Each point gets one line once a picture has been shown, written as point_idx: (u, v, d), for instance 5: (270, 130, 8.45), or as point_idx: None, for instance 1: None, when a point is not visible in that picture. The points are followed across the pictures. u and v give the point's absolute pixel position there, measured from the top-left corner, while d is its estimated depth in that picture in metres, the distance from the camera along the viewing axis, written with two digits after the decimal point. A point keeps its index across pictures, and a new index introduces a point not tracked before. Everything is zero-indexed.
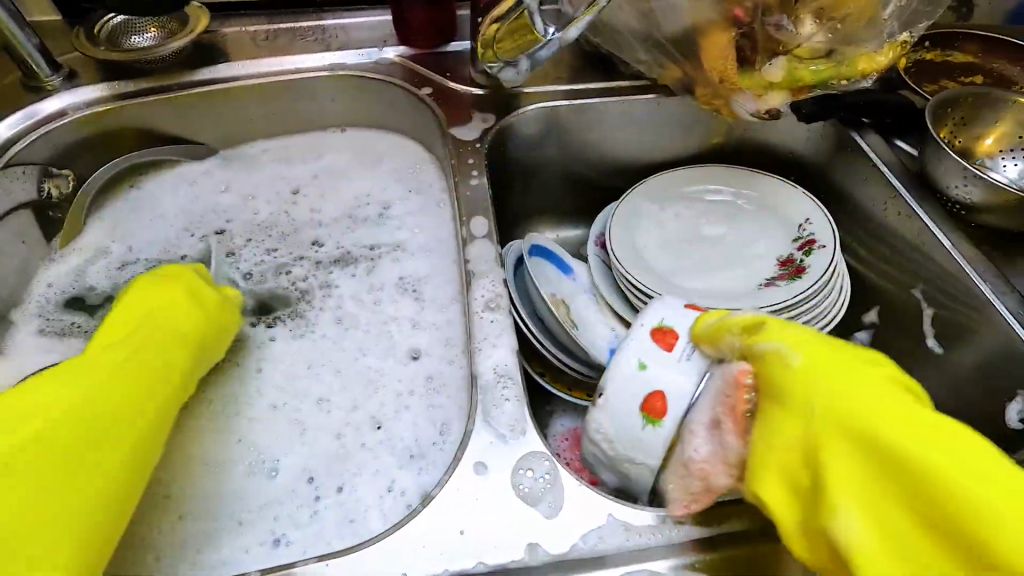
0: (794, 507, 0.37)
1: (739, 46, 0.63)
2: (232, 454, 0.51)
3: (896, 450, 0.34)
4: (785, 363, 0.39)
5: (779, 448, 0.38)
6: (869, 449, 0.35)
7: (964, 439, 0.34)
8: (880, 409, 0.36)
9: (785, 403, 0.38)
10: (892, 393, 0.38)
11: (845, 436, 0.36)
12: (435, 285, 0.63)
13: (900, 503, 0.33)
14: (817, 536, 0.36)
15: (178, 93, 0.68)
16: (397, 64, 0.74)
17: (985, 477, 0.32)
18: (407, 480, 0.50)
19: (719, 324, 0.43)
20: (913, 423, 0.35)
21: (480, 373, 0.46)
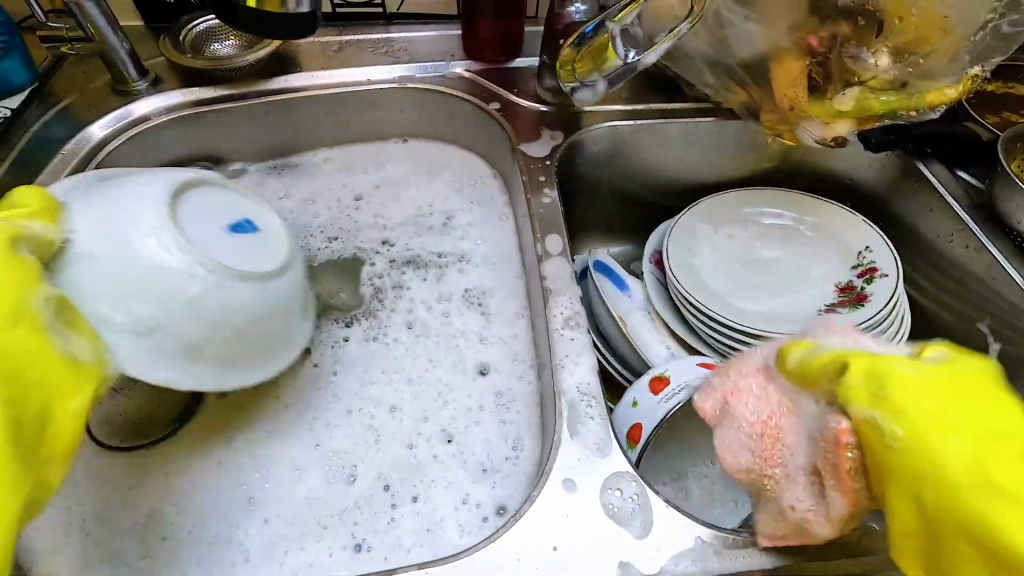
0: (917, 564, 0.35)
1: (811, 75, 0.64)
2: (311, 458, 0.53)
3: (999, 508, 0.31)
4: (886, 437, 0.34)
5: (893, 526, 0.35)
6: (984, 509, 0.32)
7: None
8: (1008, 484, 0.32)
9: (895, 483, 0.34)
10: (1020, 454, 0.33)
11: (966, 523, 0.32)
12: (501, 298, 0.64)
13: None
14: None
15: (256, 101, 0.70)
16: (465, 78, 0.75)
17: None
18: (481, 493, 0.51)
19: (807, 367, 0.39)
20: None
21: (565, 390, 0.48)
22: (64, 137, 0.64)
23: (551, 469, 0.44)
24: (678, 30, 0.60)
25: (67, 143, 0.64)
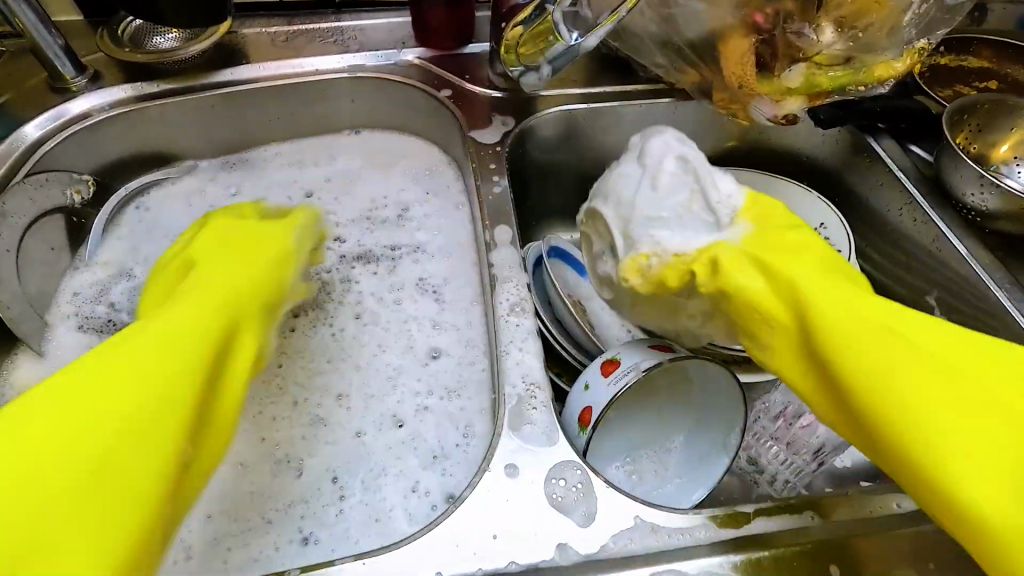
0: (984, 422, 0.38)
1: (759, 52, 0.63)
2: (258, 453, 0.53)
3: (923, 330, 0.42)
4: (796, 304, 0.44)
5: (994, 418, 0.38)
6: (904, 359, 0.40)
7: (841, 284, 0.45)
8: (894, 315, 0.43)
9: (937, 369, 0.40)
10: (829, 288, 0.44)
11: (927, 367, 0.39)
12: (455, 286, 0.64)
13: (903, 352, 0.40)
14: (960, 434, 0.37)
15: (203, 93, 0.70)
16: (416, 66, 0.75)
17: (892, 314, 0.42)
18: (431, 480, 0.51)
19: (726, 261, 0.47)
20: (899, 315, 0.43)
21: (510, 381, 0.47)
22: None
23: (492, 458, 0.44)
24: (619, 11, 0.56)
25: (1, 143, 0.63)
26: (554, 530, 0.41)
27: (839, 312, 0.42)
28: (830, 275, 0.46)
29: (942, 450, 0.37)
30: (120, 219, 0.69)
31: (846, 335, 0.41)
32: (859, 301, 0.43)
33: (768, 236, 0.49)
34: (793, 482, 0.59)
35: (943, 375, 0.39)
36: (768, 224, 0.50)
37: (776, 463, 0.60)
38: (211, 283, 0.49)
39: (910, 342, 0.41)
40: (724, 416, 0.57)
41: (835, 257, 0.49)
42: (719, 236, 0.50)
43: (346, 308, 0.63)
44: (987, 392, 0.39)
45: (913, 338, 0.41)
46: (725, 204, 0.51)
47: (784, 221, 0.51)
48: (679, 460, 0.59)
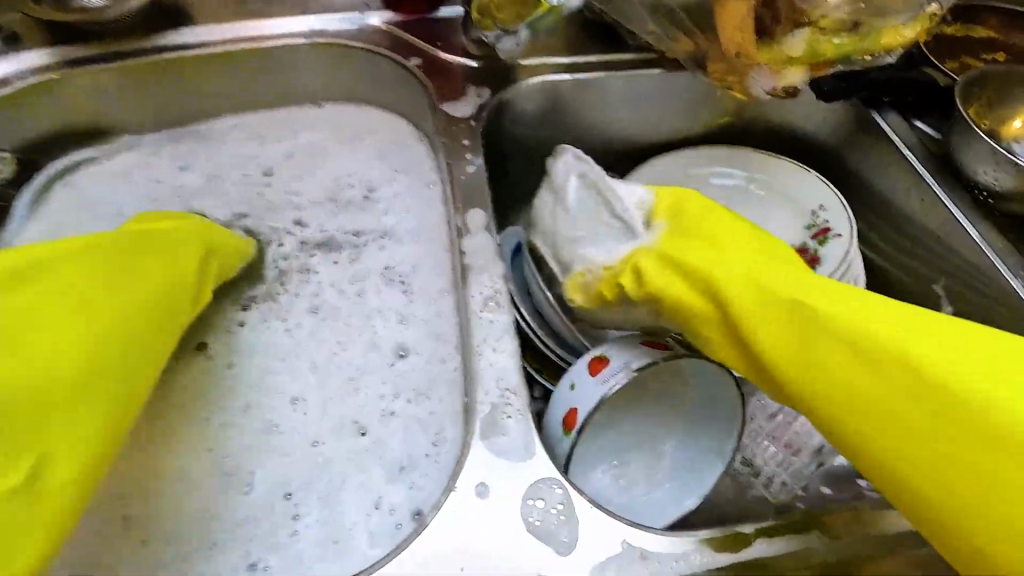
0: (896, 395, 0.38)
1: (759, 16, 0.58)
2: (199, 468, 0.47)
3: (839, 306, 0.42)
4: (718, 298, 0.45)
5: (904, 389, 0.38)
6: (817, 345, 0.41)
7: (755, 271, 0.45)
8: (809, 295, 0.43)
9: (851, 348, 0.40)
10: (744, 280, 0.45)
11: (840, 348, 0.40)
12: (425, 274, 0.58)
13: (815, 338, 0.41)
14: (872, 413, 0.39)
15: (139, 60, 0.62)
16: (382, 31, 0.67)
17: (805, 294, 0.43)
18: (397, 495, 0.45)
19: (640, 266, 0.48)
20: (814, 293, 0.43)
21: (482, 386, 0.41)
22: None
23: (462, 479, 0.38)
24: None
25: None
26: (531, 559, 0.36)
27: (763, 306, 0.43)
28: (754, 258, 0.47)
29: (874, 431, 0.38)
30: (47, 194, 0.63)
31: (768, 333, 0.42)
32: (771, 287, 0.44)
33: (691, 229, 0.49)
34: (790, 484, 0.56)
35: (858, 354, 0.40)
36: (687, 214, 0.51)
37: (771, 464, 0.57)
38: (171, 266, 0.48)
39: (840, 323, 0.41)
40: (722, 426, 0.53)
41: (760, 237, 0.50)
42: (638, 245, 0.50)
43: (302, 300, 0.56)
44: (919, 359, 0.38)
45: (829, 317, 0.41)
46: (632, 209, 0.52)
47: (699, 211, 0.51)
48: (671, 467, 0.55)
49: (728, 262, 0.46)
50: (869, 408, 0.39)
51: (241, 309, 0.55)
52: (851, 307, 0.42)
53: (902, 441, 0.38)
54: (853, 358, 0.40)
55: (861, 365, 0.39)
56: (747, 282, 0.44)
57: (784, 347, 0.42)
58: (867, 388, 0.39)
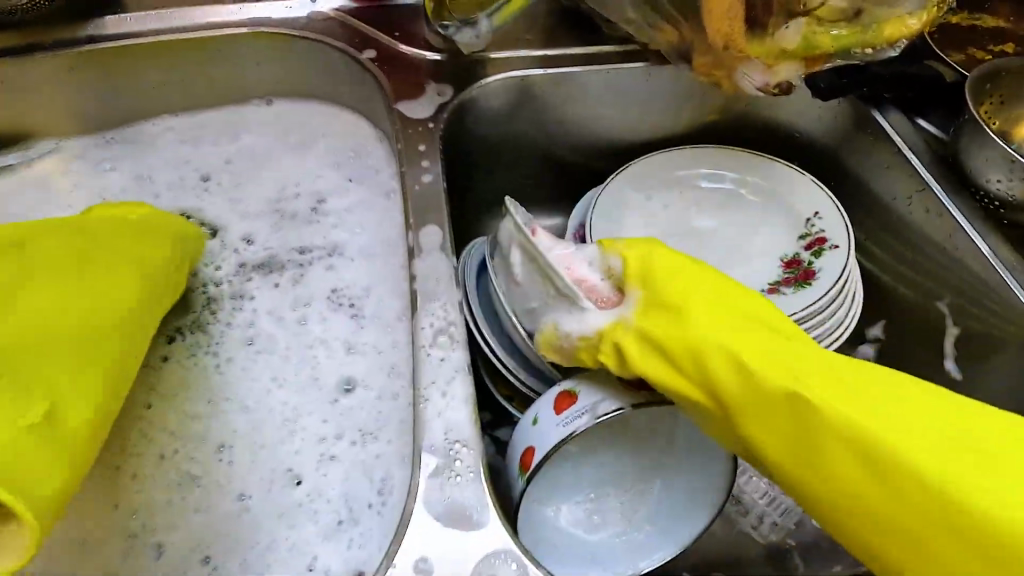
0: (893, 494, 0.35)
1: (749, 5, 0.51)
2: (111, 526, 0.42)
3: (825, 387, 0.37)
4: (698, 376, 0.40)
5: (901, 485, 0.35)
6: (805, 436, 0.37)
7: (736, 341, 0.40)
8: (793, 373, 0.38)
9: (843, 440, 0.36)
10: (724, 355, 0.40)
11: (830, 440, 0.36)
12: (378, 297, 0.52)
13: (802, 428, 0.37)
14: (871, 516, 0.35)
15: (56, 52, 0.55)
16: (334, 20, 0.61)
17: (789, 372, 0.38)
18: (332, 555, 0.40)
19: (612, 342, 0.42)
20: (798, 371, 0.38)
21: (428, 438, 0.36)
22: None
23: (398, 554, 0.33)
24: None
25: None
26: None
27: (750, 399, 0.38)
28: (740, 329, 0.41)
29: (875, 537, 0.35)
30: None
31: (754, 432, 0.38)
32: (753, 363, 0.39)
33: (670, 290, 0.42)
34: (781, 523, 0.52)
35: (849, 447, 0.36)
36: (663, 268, 0.44)
37: (761, 502, 0.53)
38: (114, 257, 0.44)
39: (834, 420, 0.36)
40: (705, 464, 0.50)
41: (746, 291, 0.43)
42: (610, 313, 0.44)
43: (234, 331, 0.50)
44: (921, 461, 0.34)
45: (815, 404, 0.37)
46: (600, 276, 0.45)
47: (674, 261, 0.44)
48: (654, 505, 0.51)
49: (708, 330, 0.41)
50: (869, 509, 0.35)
51: (169, 339, 0.49)
52: (838, 389, 0.37)
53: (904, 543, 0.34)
54: (845, 451, 0.36)
55: (854, 460, 0.36)
56: (728, 356, 0.39)
57: (771, 437, 0.38)
58: (862, 483, 0.35)
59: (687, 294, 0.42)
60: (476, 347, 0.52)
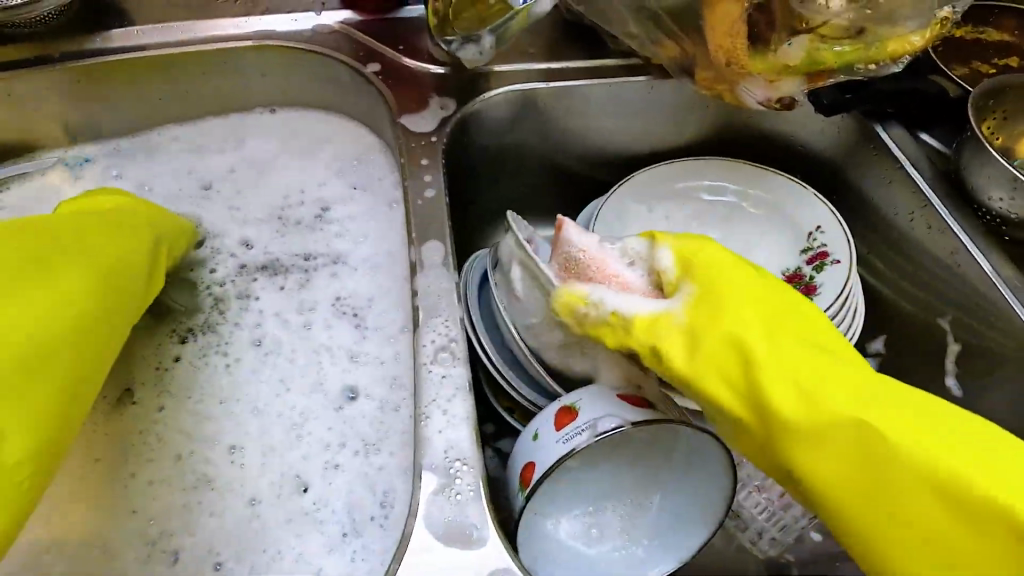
0: (919, 504, 0.36)
1: (751, 21, 0.52)
2: (117, 536, 0.42)
3: (857, 395, 0.39)
4: (733, 383, 0.41)
5: (927, 497, 0.36)
6: (841, 447, 0.38)
7: (777, 349, 0.41)
8: (830, 382, 0.39)
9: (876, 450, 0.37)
10: (764, 362, 0.40)
11: (863, 451, 0.37)
12: (382, 308, 0.52)
13: (837, 437, 0.38)
14: (897, 526, 0.36)
15: (63, 65, 0.56)
16: (339, 33, 0.61)
17: (826, 381, 0.39)
18: (336, 565, 0.41)
19: (659, 330, 0.43)
20: (834, 382, 0.39)
21: (429, 455, 0.36)
22: None
23: (398, 572, 0.33)
24: None
25: None
26: None
27: (801, 420, 0.38)
28: (791, 349, 0.41)
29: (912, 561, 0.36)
30: None
31: (801, 453, 0.38)
32: (790, 371, 0.40)
33: (722, 303, 0.43)
34: (779, 538, 0.51)
35: (880, 459, 0.37)
36: (716, 281, 0.44)
37: (760, 518, 0.51)
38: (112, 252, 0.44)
39: (883, 444, 0.37)
40: (706, 479, 0.50)
41: (795, 308, 0.44)
42: (660, 307, 0.44)
43: (243, 332, 0.51)
44: (965, 488, 0.35)
45: (851, 414, 0.38)
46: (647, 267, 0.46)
47: (714, 264, 0.45)
48: (655, 520, 0.51)
49: (749, 335, 0.41)
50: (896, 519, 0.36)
51: (180, 342, 0.50)
52: (871, 399, 0.38)
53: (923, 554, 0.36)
54: (877, 460, 0.37)
55: (884, 470, 0.37)
56: (766, 362, 0.40)
57: (808, 448, 0.38)
58: (890, 494, 0.36)
59: (738, 310, 0.42)
60: (478, 358, 0.53)
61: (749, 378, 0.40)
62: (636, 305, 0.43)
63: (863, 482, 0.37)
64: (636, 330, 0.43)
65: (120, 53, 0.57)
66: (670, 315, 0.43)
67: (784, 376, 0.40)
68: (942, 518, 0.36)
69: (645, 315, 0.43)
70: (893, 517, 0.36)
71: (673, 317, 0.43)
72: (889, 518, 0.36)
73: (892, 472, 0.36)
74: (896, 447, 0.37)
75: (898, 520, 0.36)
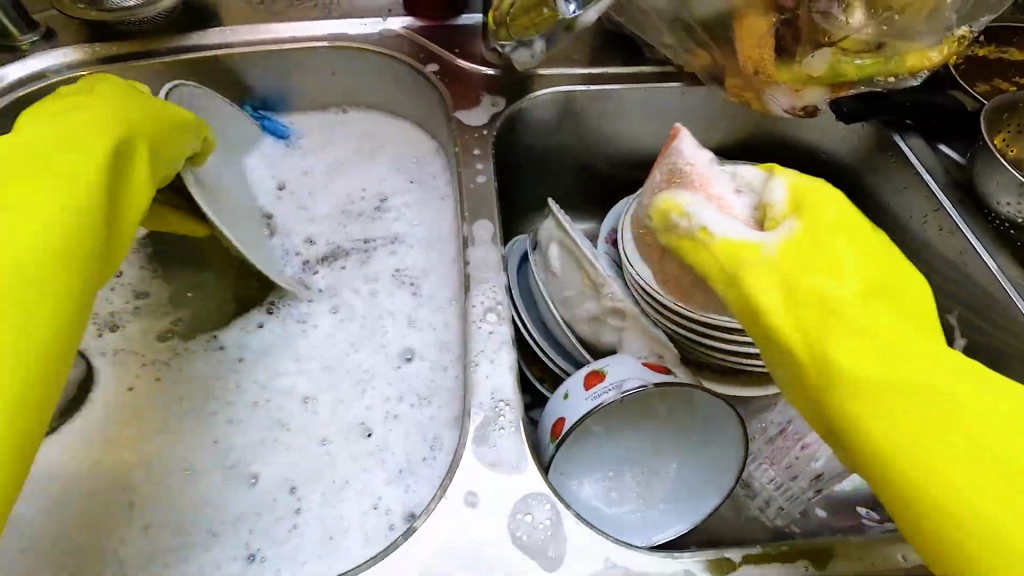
0: (970, 470, 0.36)
1: (778, 35, 0.56)
2: (204, 459, 0.48)
3: (924, 358, 0.39)
4: (801, 329, 0.41)
5: (978, 464, 0.36)
6: (902, 402, 0.38)
7: (850, 304, 0.41)
8: (899, 342, 0.39)
9: (936, 410, 0.37)
10: (836, 313, 0.40)
11: (924, 407, 0.37)
12: (435, 280, 0.59)
13: (900, 391, 0.38)
14: (948, 488, 0.36)
15: (164, 58, 0.64)
16: (402, 36, 0.68)
17: (895, 340, 0.39)
18: (394, 497, 0.46)
19: (744, 253, 0.44)
20: (902, 342, 0.39)
21: (478, 396, 0.42)
22: None
23: (449, 487, 0.39)
24: None
25: None
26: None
27: (871, 371, 0.38)
28: (870, 306, 0.42)
29: (946, 522, 0.35)
30: None
31: (861, 399, 0.38)
32: (859, 326, 0.40)
33: (815, 249, 0.43)
34: (786, 509, 0.56)
35: (939, 418, 0.37)
36: (821, 227, 0.44)
37: (769, 488, 0.56)
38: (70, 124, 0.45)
39: (944, 405, 0.37)
40: (722, 449, 0.54)
41: (889, 271, 0.44)
42: (762, 237, 0.44)
43: (322, 301, 0.57)
44: (1015, 464, 0.36)
45: (914, 372, 0.38)
46: (749, 196, 0.50)
47: (816, 212, 0.45)
48: (670, 487, 0.56)
49: (832, 279, 0.42)
50: (948, 481, 0.36)
51: (254, 308, 0.57)
52: (934, 362, 0.39)
53: (971, 520, 0.35)
54: (934, 419, 0.37)
55: (944, 429, 0.37)
56: (837, 312, 0.40)
57: (869, 398, 0.38)
58: (945, 455, 0.36)
59: (830, 258, 0.43)
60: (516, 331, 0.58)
61: (818, 328, 0.40)
62: (731, 226, 0.45)
63: (921, 439, 0.37)
64: (729, 242, 0.44)
65: (213, 48, 0.65)
66: (766, 242, 0.44)
67: (856, 326, 0.40)
68: (993, 486, 0.35)
69: (734, 237, 0.44)
70: (947, 480, 0.36)
71: (767, 244, 0.44)
72: (941, 478, 0.36)
73: (948, 432, 0.37)
74: (953, 408, 0.37)
75: (951, 482, 0.36)
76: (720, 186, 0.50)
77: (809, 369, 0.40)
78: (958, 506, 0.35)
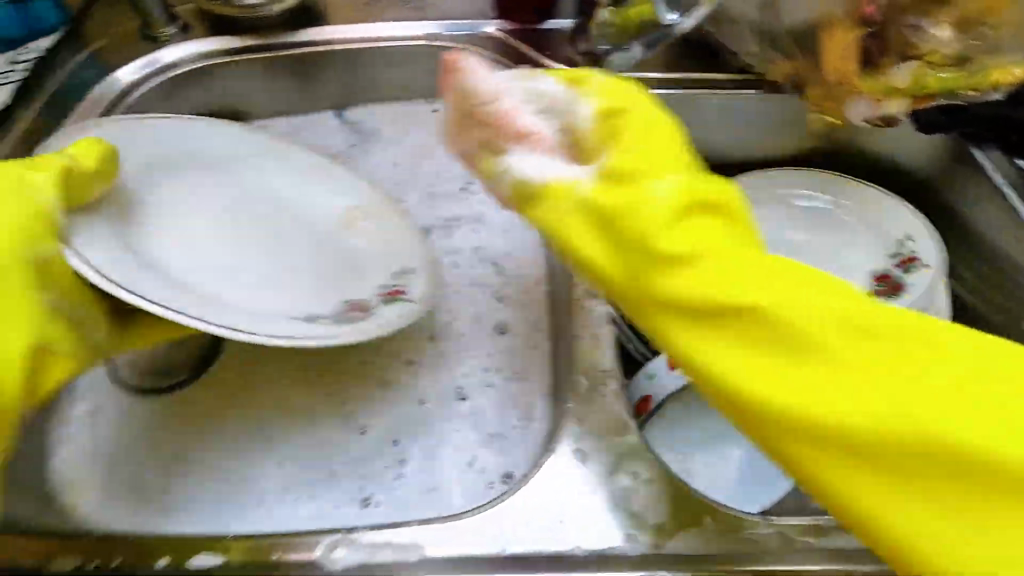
0: (888, 468, 0.30)
1: (865, 47, 0.61)
2: (317, 411, 0.53)
3: (813, 323, 0.32)
4: (680, 302, 0.35)
5: (912, 461, 0.30)
6: (786, 380, 0.32)
7: (709, 260, 0.35)
8: (789, 305, 0.33)
9: (823, 391, 0.31)
10: (690, 275, 0.34)
11: (814, 389, 0.31)
12: (520, 260, 0.63)
13: (783, 367, 0.32)
14: (884, 496, 0.31)
15: (282, 52, 0.70)
16: (496, 39, 0.73)
17: (776, 305, 0.33)
18: (489, 457, 0.51)
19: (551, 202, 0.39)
20: (783, 307, 0.33)
21: (581, 366, 0.46)
22: (94, 80, 0.67)
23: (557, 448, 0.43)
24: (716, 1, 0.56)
25: (97, 88, 0.66)
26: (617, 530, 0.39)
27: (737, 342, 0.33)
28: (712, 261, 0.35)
29: (882, 531, 0.31)
30: None
31: (758, 379, 0.32)
32: (731, 290, 0.34)
33: (627, 197, 0.37)
34: None
35: (815, 395, 0.31)
36: (628, 168, 0.38)
37: None
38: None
39: (842, 380, 0.31)
40: None
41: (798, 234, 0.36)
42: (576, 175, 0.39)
43: None
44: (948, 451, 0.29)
45: (794, 344, 0.32)
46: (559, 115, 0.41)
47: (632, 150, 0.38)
48: (736, 473, 0.57)
49: (674, 240, 0.35)
50: (864, 480, 0.31)
51: None
52: (826, 323, 0.32)
53: (957, 545, 0.30)
54: (826, 403, 0.31)
55: (843, 415, 0.31)
56: (694, 278, 0.34)
57: (754, 378, 0.32)
58: (861, 449, 0.30)
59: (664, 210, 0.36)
60: None
61: (673, 293, 0.34)
62: (548, 174, 0.39)
63: (829, 429, 0.31)
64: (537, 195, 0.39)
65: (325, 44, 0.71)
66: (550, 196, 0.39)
67: (717, 293, 0.34)
68: (935, 491, 0.30)
69: (548, 183, 0.39)
70: (855, 480, 0.31)
71: (566, 200, 0.38)
72: (854, 479, 0.31)
73: (852, 420, 0.30)
74: (864, 388, 0.31)
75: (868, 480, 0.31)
76: (529, 103, 0.41)
77: (682, 340, 0.35)
78: (908, 518, 0.30)
